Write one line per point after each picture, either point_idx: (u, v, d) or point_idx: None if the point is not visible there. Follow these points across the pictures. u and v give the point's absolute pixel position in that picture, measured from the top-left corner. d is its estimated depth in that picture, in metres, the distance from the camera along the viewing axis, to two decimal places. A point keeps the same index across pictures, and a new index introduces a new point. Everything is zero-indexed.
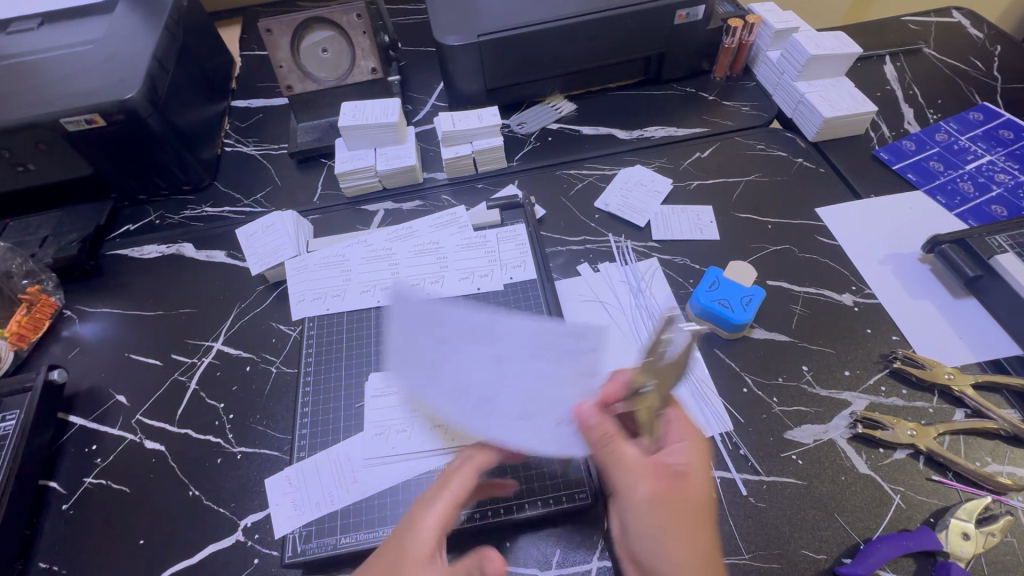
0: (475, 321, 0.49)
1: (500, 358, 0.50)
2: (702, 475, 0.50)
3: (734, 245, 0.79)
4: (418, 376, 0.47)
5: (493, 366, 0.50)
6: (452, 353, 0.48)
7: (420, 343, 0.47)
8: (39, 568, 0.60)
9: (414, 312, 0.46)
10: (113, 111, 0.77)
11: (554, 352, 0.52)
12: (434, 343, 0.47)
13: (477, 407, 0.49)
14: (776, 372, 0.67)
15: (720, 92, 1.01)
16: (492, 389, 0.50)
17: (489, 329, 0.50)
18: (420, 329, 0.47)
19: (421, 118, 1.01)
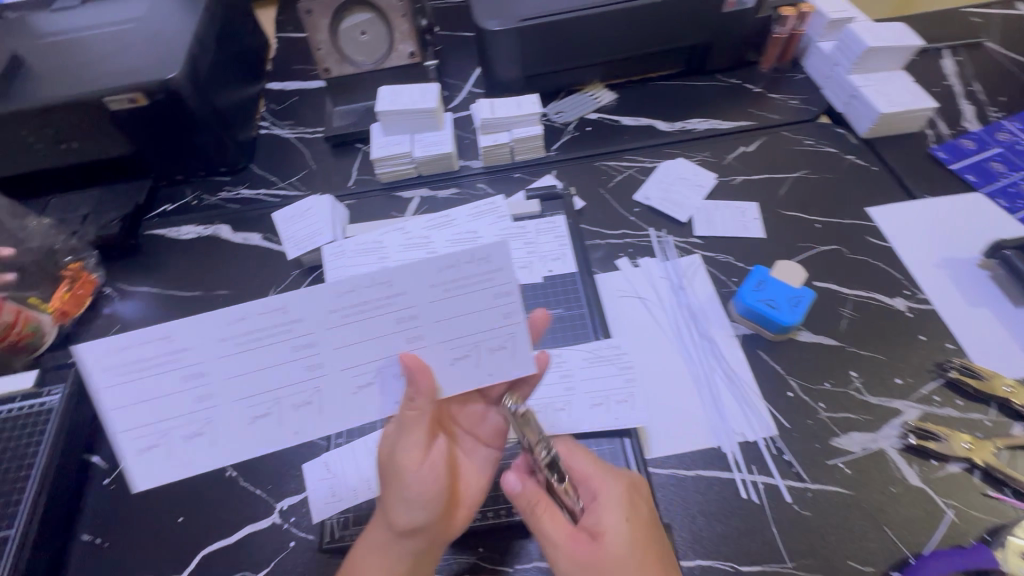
0: (255, 314, 0.41)
1: (228, 387, 0.43)
2: (626, 523, 0.47)
3: (781, 244, 0.77)
4: (292, 382, 0.43)
5: (372, 336, 0.44)
6: (303, 343, 0.43)
7: (241, 365, 0.42)
8: (82, 539, 0.61)
9: (209, 347, 0.41)
10: (155, 90, 0.78)
11: (448, 278, 0.42)
12: (273, 352, 0.42)
13: (299, 411, 0.44)
14: (823, 377, 0.65)
15: (766, 84, 0.98)
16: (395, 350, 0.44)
17: (329, 302, 0.42)
18: (232, 363, 0.42)
19: (457, 105, 0.99)
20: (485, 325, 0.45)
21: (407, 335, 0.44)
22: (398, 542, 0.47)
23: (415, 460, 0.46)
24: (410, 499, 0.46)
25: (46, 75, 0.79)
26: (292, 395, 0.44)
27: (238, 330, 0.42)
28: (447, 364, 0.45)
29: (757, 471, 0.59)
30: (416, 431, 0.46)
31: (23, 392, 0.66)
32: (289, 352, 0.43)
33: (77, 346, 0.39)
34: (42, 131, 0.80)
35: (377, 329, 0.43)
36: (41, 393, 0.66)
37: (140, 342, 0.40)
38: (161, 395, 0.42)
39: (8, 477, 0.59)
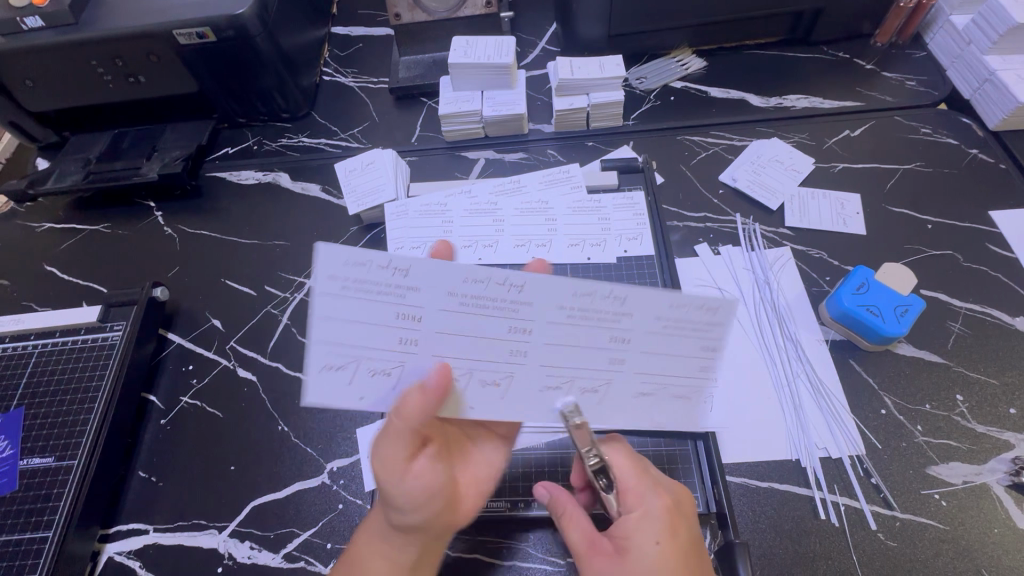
0: (498, 287, 0.37)
1: (433, 339, 0.39)
2: (655, 546, 0.42)
3: (884, 243, 0.69)
4: (493, 359, 0.40)
5: (584, 342, 0.40)
6: (525, 328, 0.39)
7: (460, 324, 0.38)
8: (138, 477, 0.62)
9: (454, 298, 0.37)
10: (224, 26, 0.74)
11: (681, 318, 0.39)
12: (496, 326, 0.39)
13: (485, 388, 0.41)
14: (923, 397, 0.58)
15: (880, 61, 0.86)
16: (594, 366, 0.41)
17: (565, 300, 0.38)
18: (454, 320, 0.38)
19: (530, 63, 0.92)
20: (689, 372, 0.42)
21: (613, 357, 0.41)
22: (395, 539, 0.45)
23: (397, 469, 0.41)
24: (400, 509, 0.42)
25: (115, 3, 0.76)
26: (488, 372, 0.41)
27: (476, 293, 0.37)
28: (634, 396, 0.43)
29: (839, 491, 0.54)
30: (393, 435, 0.41)
31: (86, 325, 0.67)
32: (506, 328, 0.39)
33: (319, 247, 0.33)
34: (111, 63, 0.78)
35: (589, 339, 0.40)
36: (104, 328, 0.67)
37: (373, 268, 0.35)
38: (365, 324, 0.37)
39: (73, 409, 0.62)
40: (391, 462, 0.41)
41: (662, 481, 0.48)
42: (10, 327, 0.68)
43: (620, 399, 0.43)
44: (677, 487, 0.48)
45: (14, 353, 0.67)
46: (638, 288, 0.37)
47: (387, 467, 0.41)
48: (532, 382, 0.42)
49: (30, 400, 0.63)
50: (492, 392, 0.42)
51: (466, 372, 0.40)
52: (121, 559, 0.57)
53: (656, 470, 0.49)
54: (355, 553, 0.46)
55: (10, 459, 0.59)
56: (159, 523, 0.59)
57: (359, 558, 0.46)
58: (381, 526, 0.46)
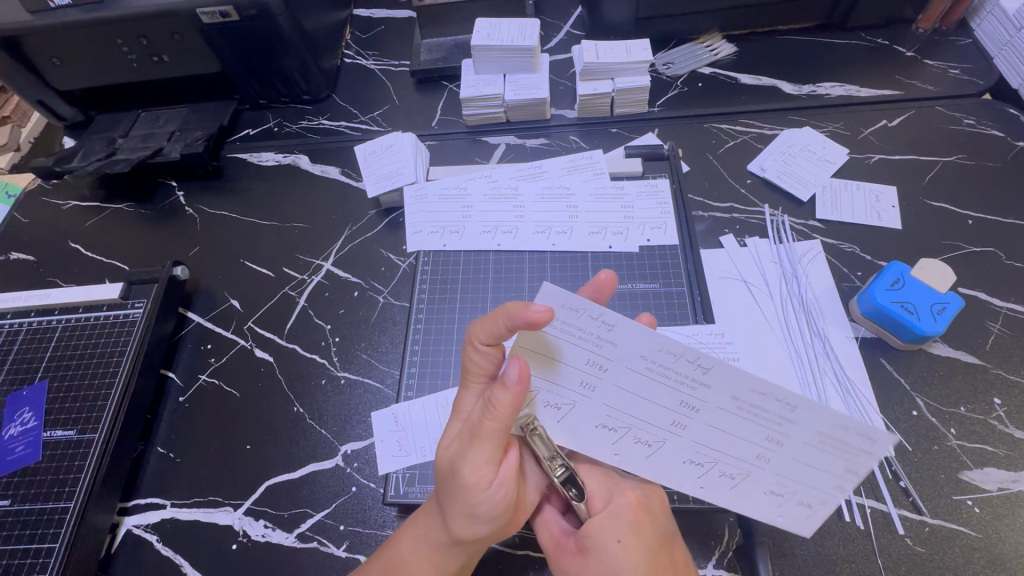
0: (686, 365, 0.36)
1: (609, 389, 0.40)
2: (616, 544, 0.42)
3: (922, 238, 0.66)
4: (654, 423, 0.41)
5: (742, 433, 0.39)
6: (691, 404, 0.39)
7: (635, 383, 0.39)
8: (157, 452, 0.63)
9: (636, 359, 0.37)
10: (247, 5, 0.74)
11: (841, 442, 0.36)
12: (666, 394, 0.39)
13: (635, 445, 0.42)
14: (958, 399, 0.56)
15: (922, 47, 0.82)
16: (738, 457, 0.40)
17: (743, 393, 0.37)
18: (633, 379, 0.38)
19: (554, 46, 0.90)
20: (822, 490, 0.39)
21: (761, 456, 0.39)
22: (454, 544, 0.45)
23: (483, 477, 0.41)
24: (478, 513, 0.42)
25: None
26: (644, 432, 0.42)
27: (664, 361, 0.36)
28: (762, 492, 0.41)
29: (866, 494, 0.52)
30: (489, 442, 0.41)
31: (109, 302, 0.68)
32: (678, 401, 0.39)
33: (546, 285, 0.35)
34: (136, 42, 0.79)
35: (745, 432, 0.39)
36: (126, 305, 0.68)
37: (586, 318, 0.35)
38: (557, 361, 0.39)
39: (94, 383, 0.62)
40: (475, 470, 0.41)
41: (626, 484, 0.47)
42: (35, 301, 0.69)
43: (751, 492, 0.42)
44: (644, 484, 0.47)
45: (39, 327, 0.68)
46: (813, 404, 0.35)
47: (473, 474, 0.41)
48: (679, 453, 0.42)
49: (53, 373, 0.64)
50: (639, 450, 0.43)
51: (624, 428, 0.42)
52: (139, 532, 0.58)
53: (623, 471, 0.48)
54: (399, 559, 0.47)
55: (33, 431, 0.60)
56: (176, 499, 0.60)
57: (403, 564, 0.46)
58: (436, 532, 0.46)
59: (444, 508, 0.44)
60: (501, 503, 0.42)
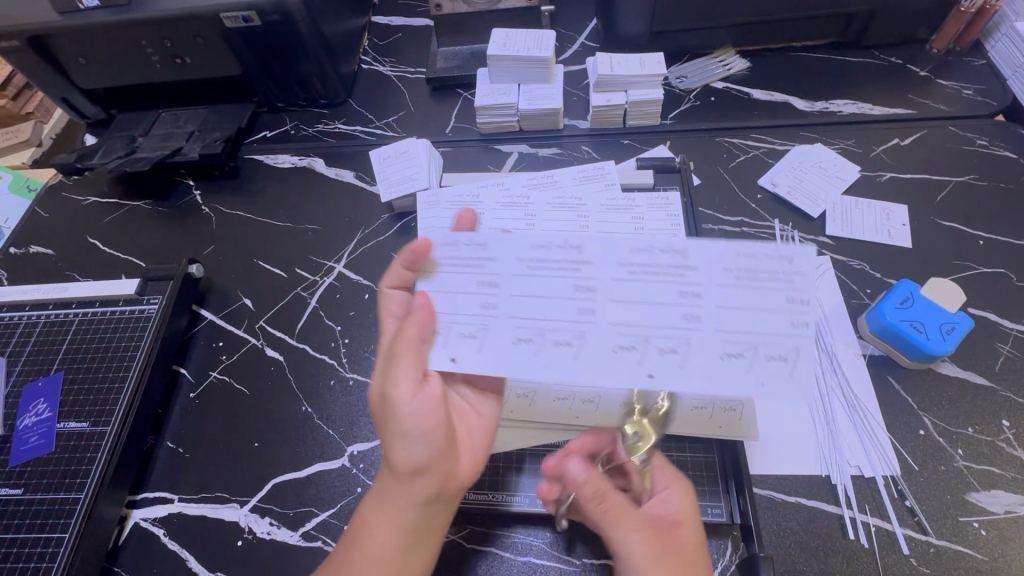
0: (560, 252, 0.48)
1: (509, 301, 0.49)
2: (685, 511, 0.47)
3: (932, 258, 0.66)
4: (565, 319, 0.48)
5: (648, 305, 0.47)
6: (585, 287, 0.48)
7: (530, 287, 0.49)
8: (167, 447, 0.63)
9: (511, 263, 0.49)
10: (269, 11, 0.75)
11: (745, 265, 0.46)
12: (561, 288, 0.48)
13: (558, 348, 0.47)
14: (966, 420, 0.55)
15: (935, 67, 0.83)
16: (662, 324, 0.46)
17: (623, 261, 0.48)
18: (527, 282, 0.49)
19: (568, 57, 0.91)
20: (765, 328, 0.45)
21: (684, 313, 0.46)
22: (405, 484, 0.48)
23: (408, 391, 0.48)
24: (410, 432, 0.48)
25: None
26: (560, 333, 0.47)
27: (541, 256, 0.49)
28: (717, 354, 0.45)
29: (871, 512, 0.52)
30: (408, 359, 0.48)
31: (125, 297, 0.69)
32: (573, 290, 0.48)
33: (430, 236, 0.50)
34: (160, 44, 0.81)
35: (651, 292, 0.47)
36: (141, 301, 0.69)
37: (458, 245, 0.51)
38: (462, 289, 0.50)
39: (108, 377, 0.63)
40: (401, 389, 0.48)
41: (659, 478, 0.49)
42: (53, 294, 0.70)
43: (700, 358, 0.45)
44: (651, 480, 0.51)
45: (55, 319, 0.69)
46: (693, 245, 0.47)
47: (397, 391, 0.48)
48: (605, 343, 0.47)
49: (68, 365, 0.65)
50: (564, 354, 0.47)
51: (536, 335, 0.48)
52: (146, 525, 0.59)
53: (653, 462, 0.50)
54: (360, 521, 0.49)
55: (47, 422, 0.61)
56: (184, 494, 0.60)
57: (365, 526, 0.48)
58: (390, 485, 0.49)
59: (384, 445, 0.49)
60: (431, 422, 0.49)
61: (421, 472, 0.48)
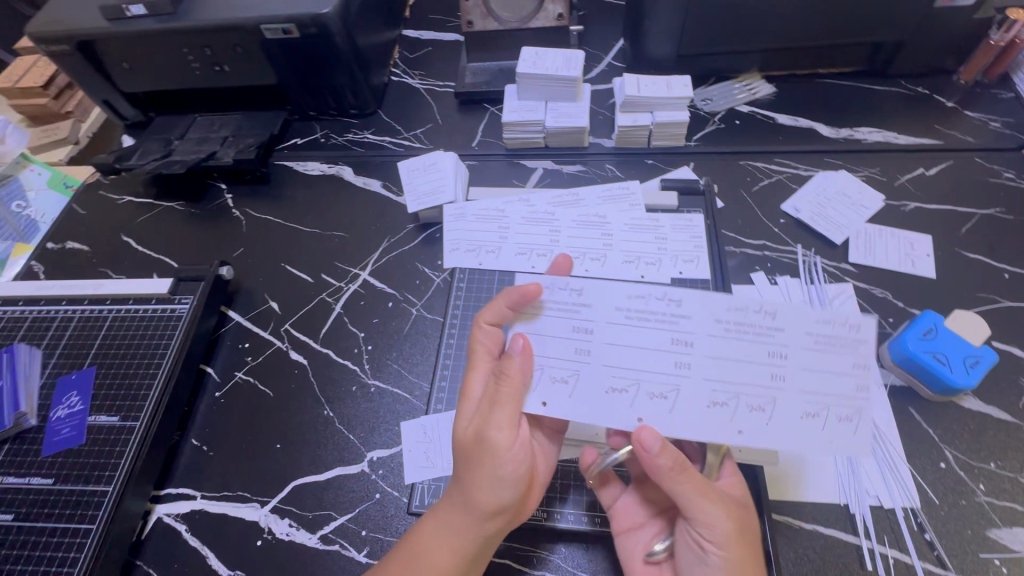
0: (656, 301, 0.47)
1: (602, 350, 0.47)
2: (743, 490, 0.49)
3: (957, 290, 0.66)
4: (658, 371, 0.46)
5: (740, 358, 0.46)
6: (681, 341, 0.46)
7: (626, 336, 0.47)
8: (191, 444, 0.65)
9: (607, 311, 0.48)
10: (308, 24, 0.78)
11: (826, 332, 0.45)
12: (655, 338, 0.46)
13: (653, 402, 0.45)
14: (989, 455, 0.55)
15: (963, 99, 0.83)
16: (751, 382, 0.45)
17: (717, 313, 0.46)
18: (621, 332, 0.47)
19: (595, 76, 0.93)
20: (845, 391, 0.45)
21: (772, 371, 0.46)
22: (478, 522, 0.46)
23: (509, 438, 0.45)
24: (503, 476, 0.46)
25: None
26: (653, 385, 0.46)
27: (636, 305, 0.47)
28: (799, 416, 0.45)
29: (889, 543, 0.52)
30: (507, 406, 0.46)
31: (158, 296, 0.71)
32: (668, 341, 0.46)
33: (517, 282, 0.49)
34: (201, 52, 0.84)
35: (741, 352, 0.46)
36: (173, 300, 0.71)
37: (557, 291, 0.49)
38: (553, 336, 0.48)
39: (139, 373, 0.65)
40: (503, 431, 0.46)
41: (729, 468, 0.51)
42: (89, 290, 0.72)
43: (786, 419, 0.45)
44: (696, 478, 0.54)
45: (90, 315, 0.71)
46: (784, 305, 0.46)
47: (492, 434, 0.45)
48: (697, 396, 0.45)
49: (101, 360, 0.67)
50: (659, 406, 0.45)
51: (631, 384, 0.46)
52: (169, 520, 0.60)
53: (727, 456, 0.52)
54: (418, 546, 0.46)
55: (78, 414, 0.63)
56: (206, 491, 0.62)
57: (423, 550, 0.46)
58: (460, 520, 0.46)
59: (466, 479, 0.46)
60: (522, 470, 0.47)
61: (496, 513, 0.46)
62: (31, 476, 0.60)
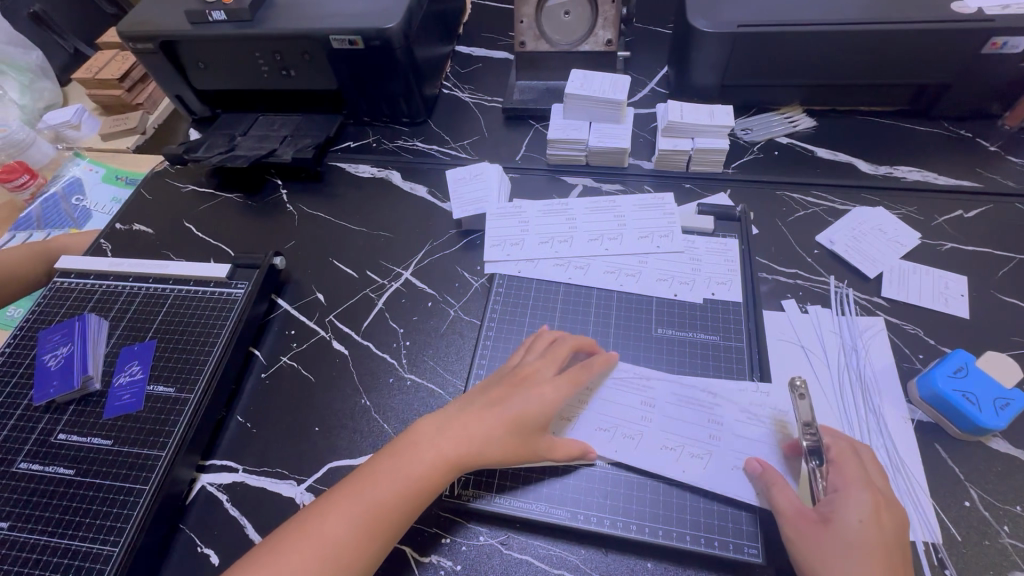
0: (549, 217, 0.80)
1: (535, 248, 0.77)
2: (857, 524, 0.48)
3: (990, 332, 0.66)
4: (568, 253, 0.76)
5: (608, 230, 0.78)
6: (571, 232, 0.78)
7: (545, 241, 0.78)
8: (236, 420, 0.69)
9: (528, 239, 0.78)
10: (373, 37, 0.83)
11: (647, 204, 0.79)
12: (550, 237, 0.78)
13: (573, 270, 0.75)
14: (1015, 498, 0.55)
15: (1006, 143, 0.84)
16: (591, 251, 0.76)
17: (588, 213, 0.80)
18: (546, 237, 0.78)
19: (638, 100, 0.96)
20: (669, 245, 0.75)
21: (611, 243, 0.76)
22: (381, 503, 0.52)
23: (484, 418, 0.55)
24: (442, 456, 0.54)
25: (286, 7, 0.88)
26: (573, 262, 0.75)
27: (543, 224, 0.80)
28: (653, 279, 0.72)
29: None
30: (515, 396, 0.57)
31: (216, 280, 0.76)
32: (563, 242, 0.77)
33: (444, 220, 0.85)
34: (271, 57, 0.90)
35: (603, 226, 0.78)
36: (230, 285, 0.76)
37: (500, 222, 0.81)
38: (508, 259, 0.77)
39: (195, 349, 0.70)
40: (489, 425, 0.55)
41: (829, 483, 0.51)
42: (154, 270, 0.78)
43: (647, 276, 0.73)
44: (891, 514, 0.49)
45: (154, 292, 0.76)
46: (618, 198, 0.81)
47: (529, 385, 0.58)
48: (598, 267, 0.74)
49: (161, 335, 0.72)
50: (574, 271, 0.75)
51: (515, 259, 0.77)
52: (212, 489, 0.64)
53: (828, 461, 0.52)
54: (313, 521, 0.51)
55: (138, 382, 0.68)
56: (248, 465, 0.66)
57: (317, 527, 0.50)
58: (367, 500, 0.52)
59: (405, 453, 0.54)
60: (446, 474, 0.54)
61: (391, 507, 0.52)
62: (92, 436, 0.64)
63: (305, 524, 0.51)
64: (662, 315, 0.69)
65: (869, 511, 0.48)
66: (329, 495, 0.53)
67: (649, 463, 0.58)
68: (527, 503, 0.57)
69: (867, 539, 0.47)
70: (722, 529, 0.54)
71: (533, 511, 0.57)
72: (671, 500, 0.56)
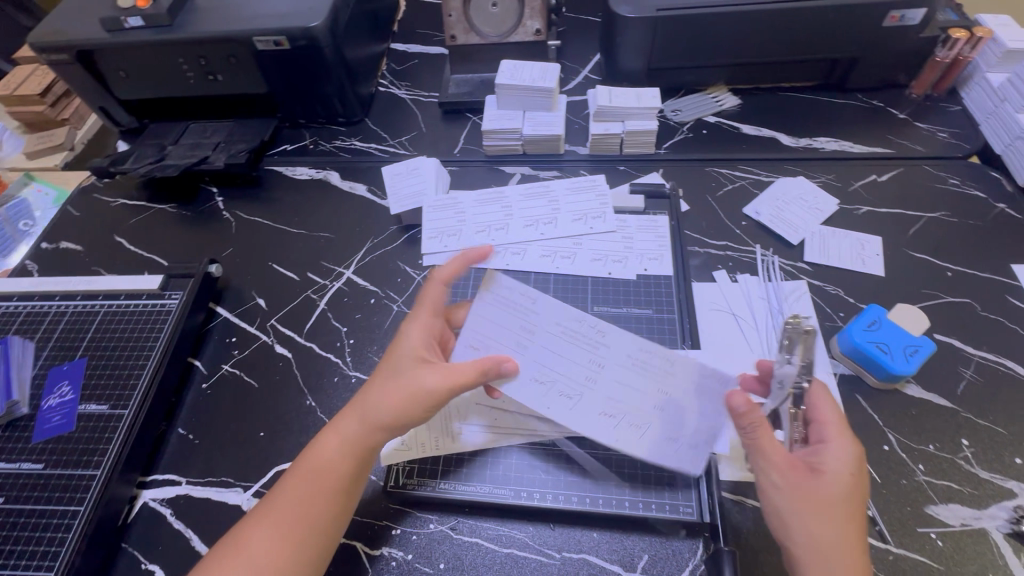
0: (487, 207, 0.81)
1: (474, 238, 0.78)
2: (846, 475, 0.48)
3: (903, 286, 0.70)
4: (507, 239, 0.77)
5: (544, 215, 0.79)
6: (509, 219, 0.79)
7: (484, 229, 0.79)
8: (178, 433, 0.68)
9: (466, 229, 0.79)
10: (298, 37, 0.82)
11: (582, 187, 0.81)
12: (489, 225, 0.79)
13: (512, 256, 0.76)
14: (927, 437, 0.59)
15: (914, 110, 0.89)
16: (529, 236, 0.77)
17: (525, 200, 0.81)
18: (485, 226, 0.79)
19: (572, 88, 0.98)
20: (604, 226, 0.77)
21: (548, 227, 0.77)
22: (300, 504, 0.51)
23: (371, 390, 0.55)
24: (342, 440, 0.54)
25: (207, 10, 0.86)
26: (513, 248, 0.77)
27: (482, 213, 0.81)
28: (589, 259, 0.74)
29: None
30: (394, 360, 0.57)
31: (148, 292, 0.74)
32: (501, 230, 0.78)
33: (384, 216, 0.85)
34: (195, 62, 0.88)
35: (540, 211, 0.79)
36: (163, 296, 0.74)
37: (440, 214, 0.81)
38: (449, 250, 0.78)
39: (129, 364, 0.68)
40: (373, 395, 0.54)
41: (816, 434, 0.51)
42: (82, 286, 0.75)
43: (583, 257, 0.74)
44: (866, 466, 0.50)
45: (83, 309, 0.74)
46: (554, 183, 0.82)
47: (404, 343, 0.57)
48: (536, 252, 0.76)
49: (91, 353, 0.70)
50: (513, 257, 0.76)
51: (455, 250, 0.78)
52: (154, 505, 0.62)
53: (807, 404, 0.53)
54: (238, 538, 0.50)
55: (69, 403, 0.66)
56: (191, 477, 0.64)
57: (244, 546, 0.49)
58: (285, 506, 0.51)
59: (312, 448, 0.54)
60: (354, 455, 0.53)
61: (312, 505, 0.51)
62: (21, 461, 0.62)
63: (232, 542, 0.50)
64: (599, 294, 0.71)
65: (856, 462, 0.49)
66: (259, 508, 0.52)
67: (582, 424, 0.53)
68: (473, 485, 0.58)
69: (852, 487, 0.48)
70: (661, 492, 0.56)
71: (478, 493, 0.58)
72: (612, 470, 0.58)
